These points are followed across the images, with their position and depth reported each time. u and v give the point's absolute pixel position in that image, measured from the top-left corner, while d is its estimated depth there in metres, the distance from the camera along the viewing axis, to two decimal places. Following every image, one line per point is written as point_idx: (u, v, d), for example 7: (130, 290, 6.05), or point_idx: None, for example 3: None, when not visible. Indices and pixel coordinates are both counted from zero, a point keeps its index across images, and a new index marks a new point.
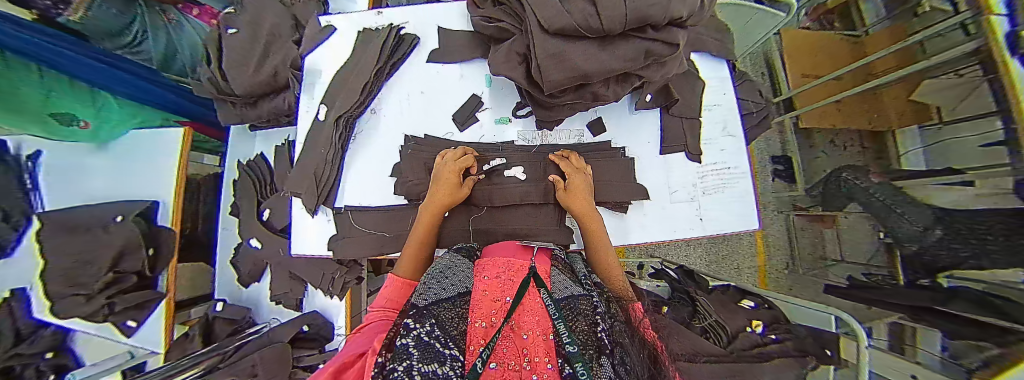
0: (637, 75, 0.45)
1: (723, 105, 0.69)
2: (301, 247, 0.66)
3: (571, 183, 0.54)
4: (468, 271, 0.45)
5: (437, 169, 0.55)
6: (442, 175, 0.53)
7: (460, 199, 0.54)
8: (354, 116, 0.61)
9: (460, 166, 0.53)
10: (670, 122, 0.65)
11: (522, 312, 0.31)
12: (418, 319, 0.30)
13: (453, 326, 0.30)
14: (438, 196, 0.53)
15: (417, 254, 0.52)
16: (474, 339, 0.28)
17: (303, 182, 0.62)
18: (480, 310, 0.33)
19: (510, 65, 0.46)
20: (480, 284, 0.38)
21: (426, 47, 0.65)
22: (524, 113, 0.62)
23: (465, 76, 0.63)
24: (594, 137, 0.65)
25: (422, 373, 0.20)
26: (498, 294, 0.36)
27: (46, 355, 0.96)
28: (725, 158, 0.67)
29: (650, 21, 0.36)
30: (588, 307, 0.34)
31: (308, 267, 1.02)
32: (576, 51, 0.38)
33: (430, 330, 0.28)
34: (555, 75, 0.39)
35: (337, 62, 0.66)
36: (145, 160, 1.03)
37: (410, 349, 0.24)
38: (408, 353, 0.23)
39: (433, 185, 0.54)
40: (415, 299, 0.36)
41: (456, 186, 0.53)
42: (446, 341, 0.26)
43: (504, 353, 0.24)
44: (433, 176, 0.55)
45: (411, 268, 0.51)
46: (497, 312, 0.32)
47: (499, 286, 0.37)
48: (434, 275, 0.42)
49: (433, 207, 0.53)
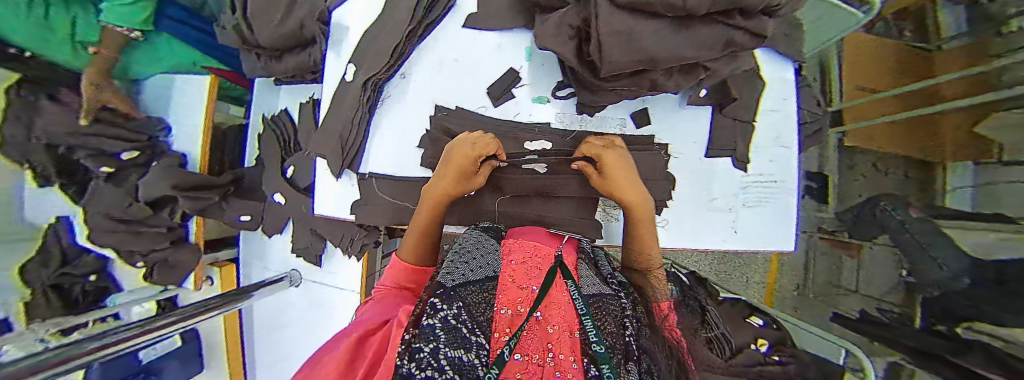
0: (704, 66, 0.41)
1: (781, 112, 0.62)
2: (323, 208, 0.67)
3: (603, 162, 0.48)
4: (495, 251, 0.44)
5: (452, 146, 0.51)
6: (453, 157, 0.49)
7: (470, 184, 0.52)
8: (383, 79, 0.57)
9: (475, 152, 0.48)
10: (721, 122, 0.59)
11: (548, 305, 0.31)
12: (444, 298, 0.30)
13: (480, 311, 0.30)
14: (446, 179, 0.50)
15: (424, 237, 0.51)
16: (499, 327, 0.28)
17: (326, 143, 0.60)
18: (506, 296, 0.33)
19: (560, 39, 0.41)
20: (506, 268, 0.38)
21: (462, 8, 0.57)
22: (564, 94, 0.57)
23: (503, 46, 0.57)
24: (636, 129, 0.59)
25: (450, 359, 0.20)
26: (525, 282, 0.35)
27: (89, 277, 1.04)
28: (772, 170, 0.62)
29: (742, 6, 0.31)
30: (618, 307, 0.32)
31: (329, 226, 1.00)
32: (645, 30, 0.33)
33: (456, 312, 0.28)
34: (617, 57, 0.34)
35: (367, 20, 0.62)
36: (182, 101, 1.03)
37: (436, 330, 0.24)
38: (435, 335, 0.23)
39: (440, 168, 0.51)
40: (439, 276, 0.36)
41: (467, 174, 0.50)
42: (471, 326, 0.26)
43: (530, 344, 0.25)
44: (446, 155, 0.51)
45: (413, 253, 0.52)
46: (523, 300, 0.32)
47: (526, 273, 0.37)
48: (462, 252, 0.42)
49: (438, 189, 0.50)
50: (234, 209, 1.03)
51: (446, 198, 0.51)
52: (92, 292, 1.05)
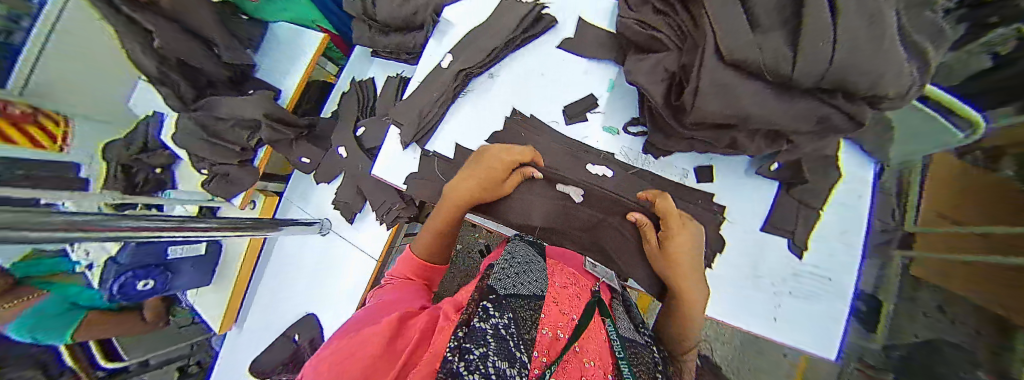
0: (789, 139, 0.41)
1: (859, 209, 0.58)
2: (382, 170, 0.72)
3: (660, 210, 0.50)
4: (541, 271, 0.49)
5: (490, 150, 0.56)
6: (490, 161, 0.55)
7: (496, 189, 0.56)
8: (473, 73, 0.65)
9: (511, 160, 0.54)
10: (785, 201, 0.58)
11: (587, 340, 0.36)
12: (496, 307, 0.35)
13: (525, 325, 0.34)
14: (475, 179, 0.54)
15: (437, 240, 0.61)
16: (541, 348, 0.32)
17: (407, 115, 0.67)
18: (549, 319, 0.38)
19: (652, 78, 0.45)
20: (551, 293, 0.44)
21: (560, 32, 0.64)
22: (636, 131, 0.59)
23: (589, 73, 0.62)
24: (697, 183, 0.60)
25: (497, 370, 0.24)
26: (567, 311, 0.41)
27: (155, 169, 1.26)
28: (830, 267, 0.58)
29: (847, 90, 0.31)
30: (647, 362, 0.37)
31: (374, 189, 1.08)
32: (744, 90, 0.35)
33: (506, 323, 0.32)
34: (708, 107, 0.37)
35: (473, 21, 0.70)
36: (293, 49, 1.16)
37: (488, 336, 0.29)
38: (486, 340, 0.28)
39: (473, 165, 0.56)
40: (491, 281, 0.42)
41: (499, 178, 0.55)
42: (518, 341, 0.30)
43: (570, 371, 0.29)
44: (478, 158, 0.57)
45: (426, 251, 0.62)
46: (563, 326, 0.37)
47: (569, 304, 0.43)
48: (514, 264, 0.47)
49: (466, 189, 0.55)
50: (299, 150, 1.16)
51: (472, 200, 0.56)
52: (151, 181, 1.25)
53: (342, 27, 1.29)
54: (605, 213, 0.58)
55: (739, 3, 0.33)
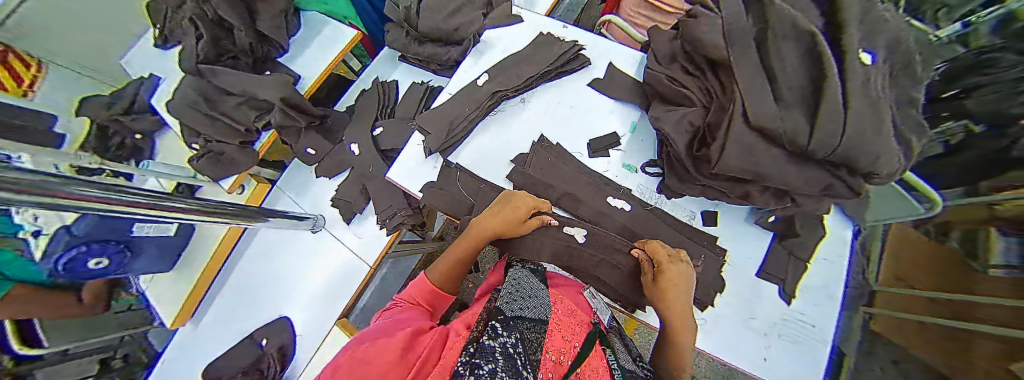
0: (795, 197, 0.46)
1: (839, 266, 0.64)
2: (398, 174, 0.71)
3: (663, 271, 0.49)
4: (543, 300, 0.47)
5: (515, 195, 0.59)
6: (514, 204, 0.56)
7: (517, 230, 0.56)
8: (506, 96, 0.68)
9: (532, 205, 0.56)
10: (778, 251, 0.63)
11: (596, 373, 0.32)
12: (503, 327, 0.32)
13: (533, 348, 0.31)
14: (500, 217, 0.55)
15: (453, 270, 0.59)
16: (550, 372, 0.28)
17: (436, 125, 0.68)
18: (555, 347, 0.34)
19: (678, 128, 0.50)
20: (554, 322, 0.41)
21: (591, 72, 0.71)
22: (653, 171, 0.63)
23: (614, 112, 0.67)
24: (703, 225, 0.64)
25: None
26: (572, 343, 0.37)
27: (134, 136, 1.13)
28: (814, 315, 0.62)
29: (852, 165, 0.36)
30: None
31: (382, 192, 1.07)
32: (764, 152, 0.40)
33: (514, 342, 0.29)
34: (732, 162, 0.41)
35: (511, 50, 0.76)
36: (324, 41, 1.17)
37: (496, 352, 0.25)
38: (496, 356, 0.24)
39: (497, 206, 0.57)
40: (499, 303, 0.40)
41: (519, 220, 0.56)
42: (527, 361, 0.26)
43: None
44: (505, 199, 0.59)
45: (441, 276, 0.59)
46: (568, 355, 0.33)
47: (572, 337, 0.39)
48: (516, 289, 0.45)
49: (484, 228, 0.56)
50: (305, 142, 1.15)
51: (494, 236, 0.56)
52: (127, 146, 1.13)
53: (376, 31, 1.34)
54: (605, 253, 0.58)
55: (764, 75, 0.38)
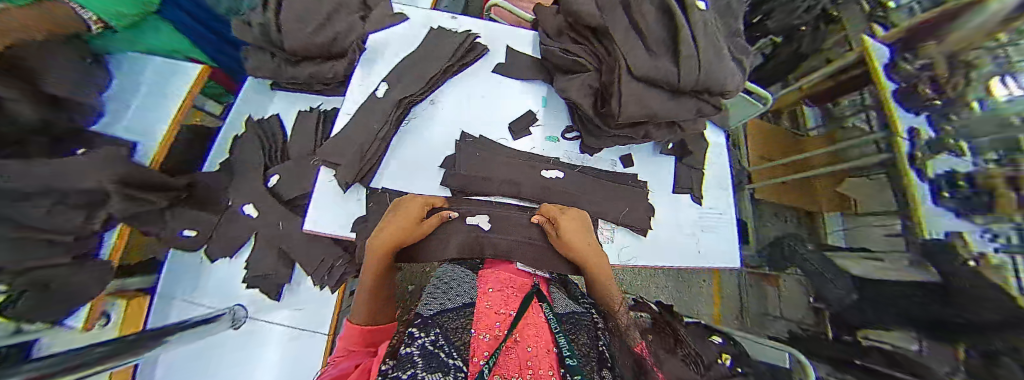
0: (681, 126, 0.56)
1: (721, 165, 0.83)
2: (318, 223, 0.60)
3: (558, 224, 0.53)
4: (470, 283, 0.56)
5: (398, 203, 0.55)
6: (404, 211, 0.51)
7: (416, 235, 0.50)
8: (414, 102, 0.64)
9: (422, 204, 0.54)
10: (682, 169, 0.77)
11: (522, 325, 0.41)
12: (422, 330, 0.39)
13: (455, 336, 0.38)
14: (390, 230, 0.48)
15: (373, 303, 0.51)
16: (475, 349, 0.35)
17: (344, 154, 0.59)
18: (483, 322, 0.42)
19: (582, 93, 0.55)
20: (484, 297, 0.48)
21: (492, 58, 0.72)
22: (572, 137, 0.69)
23: (525, 92, 0.70)
24: (624, 168, 0.73)
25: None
26: (502, 308, 0.45)
27: None
28: (718, 206, 0.79)
29: (710, 89, 0.46)
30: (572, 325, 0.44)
31: (307, 249, 0.93)
32: (652, 96, 0.47)
33: (432, 340, 0.37)
34: (631, 111, 0.47)
35: (403, 52, 0.70)
36: (165, 95, 0.92)
37: (414, 356, 0.32)
38: (413, 360, 0.31)
39: (384, 222, 0.50)
40: (421, 310, 0.47)
41: (416, 223, 0.51)
42: (446, 351, 0.34)
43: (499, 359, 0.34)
44: (392, 210, 0.53)
45: (367, 314, 0.52)
46: (498, 324, 0.41)
47: (502, 299, 0.48)
48: (439, 289, 0.54)
49: (380, 244, 0.47)
50: (178, 223, 0.90)
51: (393, 250, 0.48)
52: None
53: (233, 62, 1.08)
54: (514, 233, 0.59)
55: (634, 32, 0.47)
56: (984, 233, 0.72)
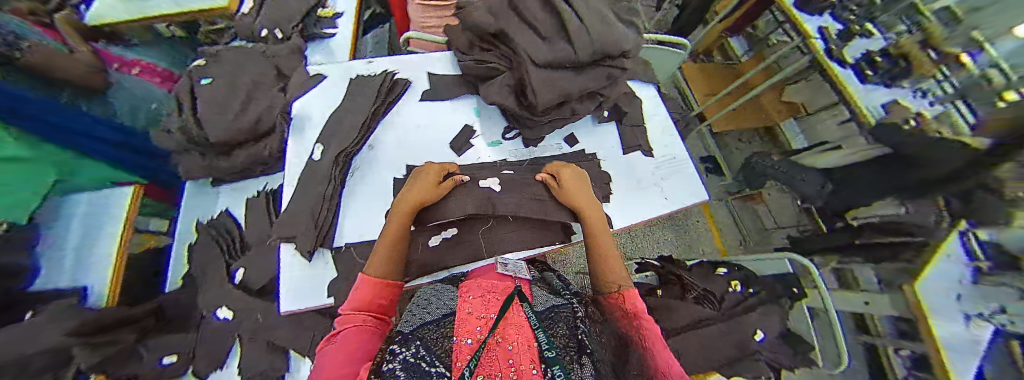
0: (601, 94, 0.60)
1: (660, 115, 0.88)
2: (291, 303, 0.58)
3: (561, 176, 0.59)
4: (449, 298, 0.52)
5: (418, 171, 0.58)
6: (423, 173, 0.56)
7: (437, 196, 0.55)
8: (353, 152, 0.64)
9: (439, 170, 0.58)
10: (625, 130, 0.81)
11: (505, 325, 0.39)
12: (402, 344, 0.33)
13: (437, 346, 0.34)
14: (418, 189, 0.53)
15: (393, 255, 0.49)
16: (459, 356, 0.31)
17: (296, 225, 0.59)
18: (463, 331, 0.38)
19: (503, 94, 0.58)
20: (461, 312, 0.44)
21: (416, 88, 0.74)
22: (512, 136, 0.72)
23: (456, 109, 0.72)
24: (571, 147, 0.76)
25: None
26: (482, 315, 0.42)
27: None
28: (670, 151, 0.83)
29: (608, 54, 0.50)
30: (563, 319, 0.41)
31: (295, 332, 0.88)
32: (560, 77, 0.50)
33: (415, 352, 0.31)
34: (546, 95, 0.50)
35: (329, 109, 0.71)
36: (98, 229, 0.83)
37: (395, 367, 0.26)
38: (393, 372, 0.25)
39: (409, 184, 0.55)
40: (400, 328, 0.42)
41: (433, 185, 0.55)
42: (430, 359, 0.29)
43: (487, 366, 0.30)
44: (414, 175, 0.58)
45: (382, 266, 0.48)
46: (476, 331, 0.38)
47: (480, 309, 0.44)
48: (419, 309, 0.49)
49: (406, 202, 0.52)
50: (155, 351, 0.84)
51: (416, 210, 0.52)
52: None
53: (165, 174, 1.05)
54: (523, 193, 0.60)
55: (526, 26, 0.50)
56: (915, 94, 0.81)
